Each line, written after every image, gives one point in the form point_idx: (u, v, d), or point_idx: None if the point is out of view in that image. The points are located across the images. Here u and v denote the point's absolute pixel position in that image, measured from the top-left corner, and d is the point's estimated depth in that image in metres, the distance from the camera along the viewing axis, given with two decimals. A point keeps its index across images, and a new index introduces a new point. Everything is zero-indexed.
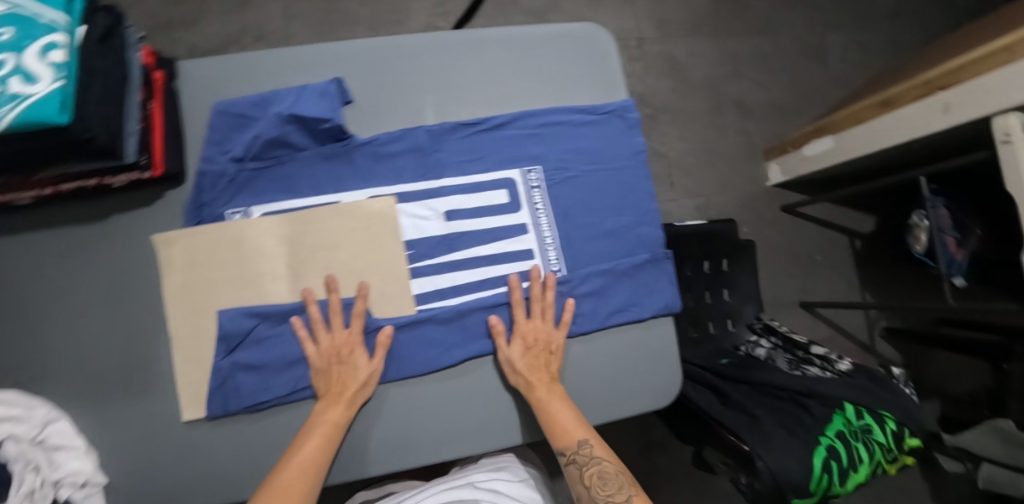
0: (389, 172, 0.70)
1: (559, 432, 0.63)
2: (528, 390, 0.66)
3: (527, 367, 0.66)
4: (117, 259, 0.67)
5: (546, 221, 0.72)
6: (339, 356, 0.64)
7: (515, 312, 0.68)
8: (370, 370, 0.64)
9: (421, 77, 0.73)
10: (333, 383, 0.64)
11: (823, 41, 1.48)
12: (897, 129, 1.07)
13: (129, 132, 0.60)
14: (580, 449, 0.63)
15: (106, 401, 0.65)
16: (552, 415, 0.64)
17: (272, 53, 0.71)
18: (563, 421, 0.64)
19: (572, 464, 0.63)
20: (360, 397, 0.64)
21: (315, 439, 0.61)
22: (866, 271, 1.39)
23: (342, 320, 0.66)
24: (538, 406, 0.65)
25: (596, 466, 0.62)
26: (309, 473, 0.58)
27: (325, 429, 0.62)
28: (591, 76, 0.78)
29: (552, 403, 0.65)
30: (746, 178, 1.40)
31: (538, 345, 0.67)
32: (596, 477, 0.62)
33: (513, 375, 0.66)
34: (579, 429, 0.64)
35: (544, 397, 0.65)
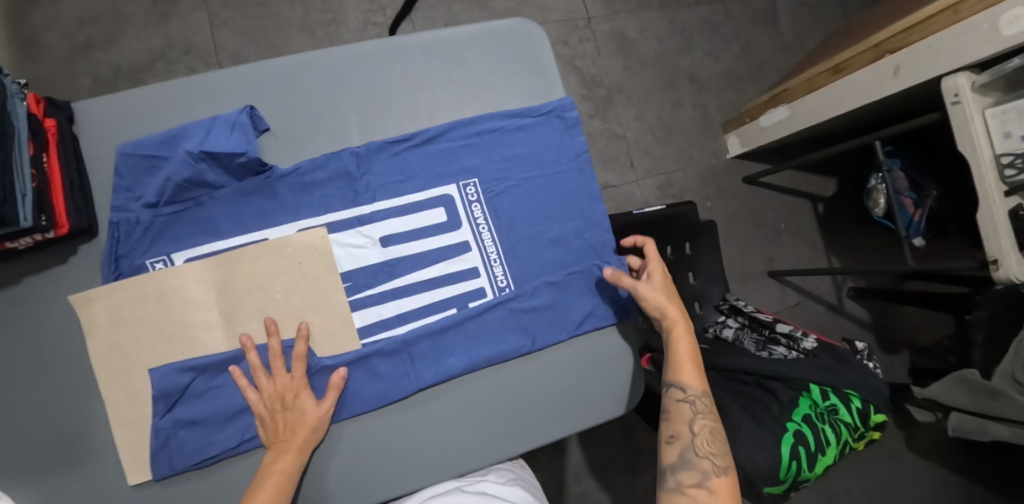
0: (317, 202, 0.66)
1: (689, 370, 0.68)
2: (674, 319, 0.70)
3: (670, 297, 0.72)
4: (38, 323, 0.63)
5: (489, 236, 0.69)
6: (284, 402, 0.62)
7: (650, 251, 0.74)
8: (319, 414, 0.62)
9: (342, 95, 0.68)
10: (280, 430, 0.61)
11: (773, 6, 1.45)
12: (849, 96, 1.05)
13: (20, 193, 0.55)
14: (701, 396, 0.67)
15: (41, 476, 0.62)
16: (687, 352, 0.69)
17: (178, 83, 0.66)
18: (692, 365, 0.69)
19: (686, 404, 0.66)
20: (311, 441, 0.62)
21: (265, 492, 0.58)
22: (830, 234, 1.39)
23: (281, 364, 0.63)
24: (678, 336, 0.70)
25: (706, 421, 0.65)
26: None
27: (275, 479, 0.59)
28: (524, 75, 0.74)
29: (689, 343, 0.69)
30: (706, 152, 1.38)
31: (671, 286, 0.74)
32: (705, 431, 0.65)
33: (665, 303, 0.70)
34: (704, 381, 0.68)
35: (682, 333, 0.70)
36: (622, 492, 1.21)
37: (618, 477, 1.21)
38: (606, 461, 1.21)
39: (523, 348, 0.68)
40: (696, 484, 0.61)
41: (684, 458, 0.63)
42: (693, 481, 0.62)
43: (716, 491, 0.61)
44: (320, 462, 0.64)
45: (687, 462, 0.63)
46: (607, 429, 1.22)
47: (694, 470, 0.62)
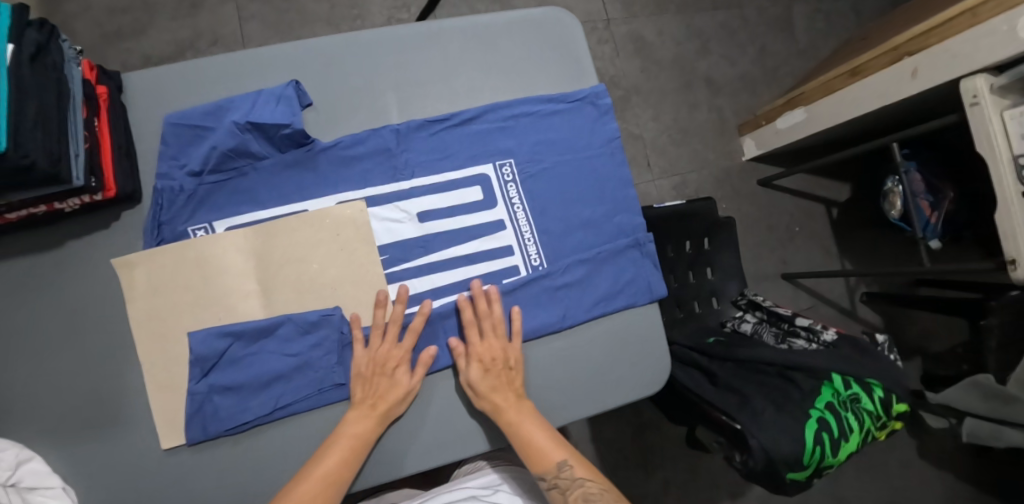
0: (357, 176, 0.67)
1: (536, 454, 0.62)
2: (501, 410, 0.63)
3: (492, 388, 0.64)
4: (80, 286, 0.65)
5: (524, 215, 0.70)
6: (385, 368, 0.63)
7: (469, 334, 0.65)
8: (409, 388, 0.63)
9: (382, 75, 0.70)
10: (368, 393, 0.63)
11: (789, 13, 1.47)
12: (866, 98, 1.07)
13: (74, 153, 0.56)
14: (561, 469, 0.63)
15: (78, 439, 0.63)
16: (528, 437, 0.62)
17: (225, 58, 0.68)
18: (537, 443, 0.63)
19: (555, 487, 0.62)
20: (392, 413, 0.63)
21: (337, 451, 0.59)
22: (844, 239, 1.40)
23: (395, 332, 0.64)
24: (508, 428, 0.63)
25: (579, 489, 0.62)
26: (330, 487, 0.58)
27: (347, 442, 0.60)
28: (559, 63, 0.75)
29: (526, 426, 0.63)
30: (721, 154, 1.40)
31: (499, 363, 0.65)
32: (580, 498, 0.62)
33: (479, 401, 0.64)
34: (557, 450, 0.63)
35: (516, 420, 0.63)
36: (635, 490, 1.20)
37: (630, 475, 1.21)
38: (619, 458, 1.20)
39: (552, 326, 0.69)
40: None
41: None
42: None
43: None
44: None
45: None
46: (621, 426, 1.22)
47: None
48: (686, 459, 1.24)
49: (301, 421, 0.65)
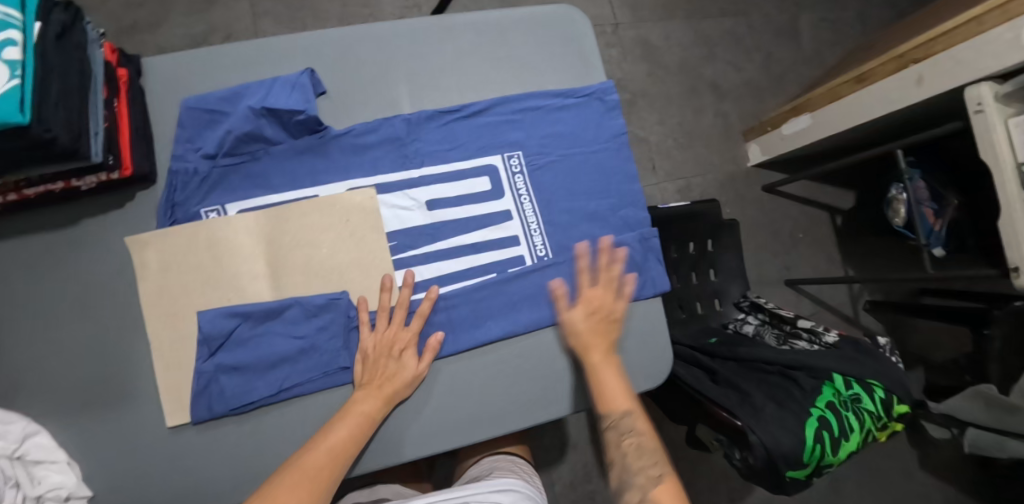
0: (367, 163, 0.68)
1: (609, 395, 0.64)
2: (591, 349, 0.66)
3: (588, 328, 0.67)
4: (94, 264, 0.66)
5: (531, 207, 0.71)
6: (391, 351, 0.64)
7: (581, 278, 0.69)
8: (415, 372, 0.64)
9: (395, 66, 0.71)
10: (376, 376, 0.63)
11: (795, 21, 1.49)
12: (872, 104, 1.08)
13: (93, 131, 0.57)
14: (623, 416, 0.63)
15: (86, 415, 0.65)
16: (605, 378, 0.64)
17: (241, 45, 0.69)
18: (611, 387, 0.64)
19: (612, 429, 0.63)
20: (398, 395, 0.64)
21: (346, 427, 0.60)
22: (847, 246, 1.41)
23: (404, 318, 0.65)
24: (593, 365, 0.65)
25: (633, 438, 0.62)
26: (338, 460, 0.58)
27: (356, 419, 0.61)
28: (568, 59, 0.76)
29: (605, 370, 0.65)
30: (726, 159, 1.41)
31: (601, 311, 0.68)
32: (632, 448, 0.61)
33: (571, 337, 0.67)
34: (625, 398, 0.64)
35: (598, 362, 0.65)
36: None
37: None
38: None
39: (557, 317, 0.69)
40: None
41: (622, 482, 0.60)
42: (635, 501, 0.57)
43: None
44: None
45: (625, 485, 0.59)
46: None
47: (634, 490, 0.58)
48: (686, 463, 1.24)
49: (305, 403, 0.66)
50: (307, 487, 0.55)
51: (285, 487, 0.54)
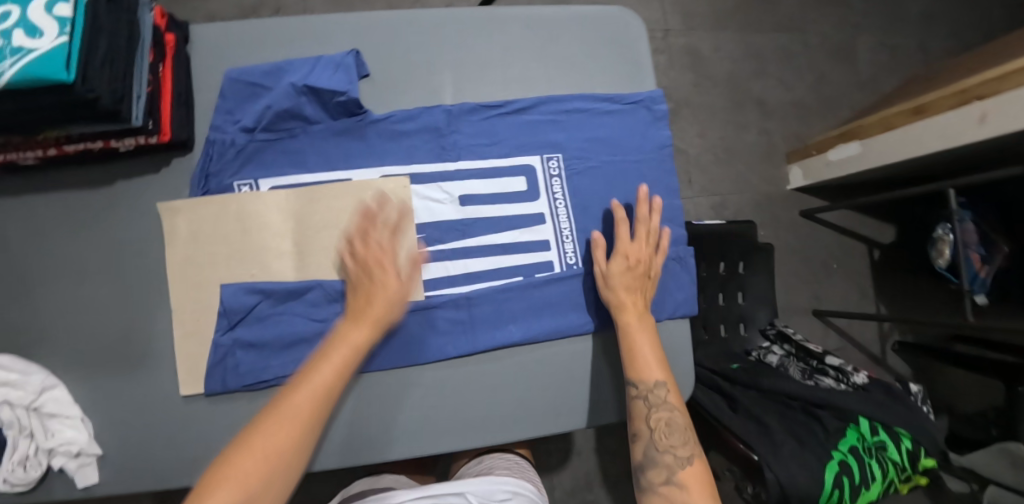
0: (403, 151, 0.67)
1: (643, 364, 0.63)
2: (626, 311, 0.64)
3: (625, 286, 0.65)
4: (126, 226, 0.66)
5: (565, 212, 0.69)
6: (371, 273, 0.60)
7: (620, 229, 0.67)
8: (399, 289, 0.60)
9: (440, 55, 0.70)
10: (359, 301, 0.60)
11: (852, 43, 1.42)
12: (929, 138, 1.02)
13: (136, 95, 0.57)
14: (655, 389, 0.62)
15: (104, 373, 0.65)
16: (639, 346, 0.63)
17: (291, 20, 0.69)
18: (644, 355, 0.63)
19: (641, 401, 0.63)
20: (385, 319, 0.59)
21: (330, 364, 0.55)
22: (882, 282, 1.35)
23: (377, 229, 0.63)
24: (628, 328, 0.64)
25: (664, 412, 0.62)
26: (327, 396, 0.54)
27: (342, 350, 0.56)
28: (618, 63, 0.73)
29: (640, 335, 0.64)
30: (765, 180, 1.36)
31: (638, 268, 0.66)
32: (662, 424, 0.62)
33: (608, 292, 0.64)
34: (658, 369, 0.63)
35: (631, 325, 0.64)
36: None
37: (632, 493, 1.18)
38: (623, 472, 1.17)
39: (580, 328, 0.67)
40: (664, 482, 0.60)
41: (649, 456, 0.61)
42: (661, 479, 0.60)
43: (687, 485, 0.59)
44: (368, 406, 0.64)
45: (651, 460, 0.61)
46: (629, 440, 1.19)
47: (660, 467, 0.60)
48: None
49: None
50: (295, 429, 0.51)
51: (269, 432, 0.50)
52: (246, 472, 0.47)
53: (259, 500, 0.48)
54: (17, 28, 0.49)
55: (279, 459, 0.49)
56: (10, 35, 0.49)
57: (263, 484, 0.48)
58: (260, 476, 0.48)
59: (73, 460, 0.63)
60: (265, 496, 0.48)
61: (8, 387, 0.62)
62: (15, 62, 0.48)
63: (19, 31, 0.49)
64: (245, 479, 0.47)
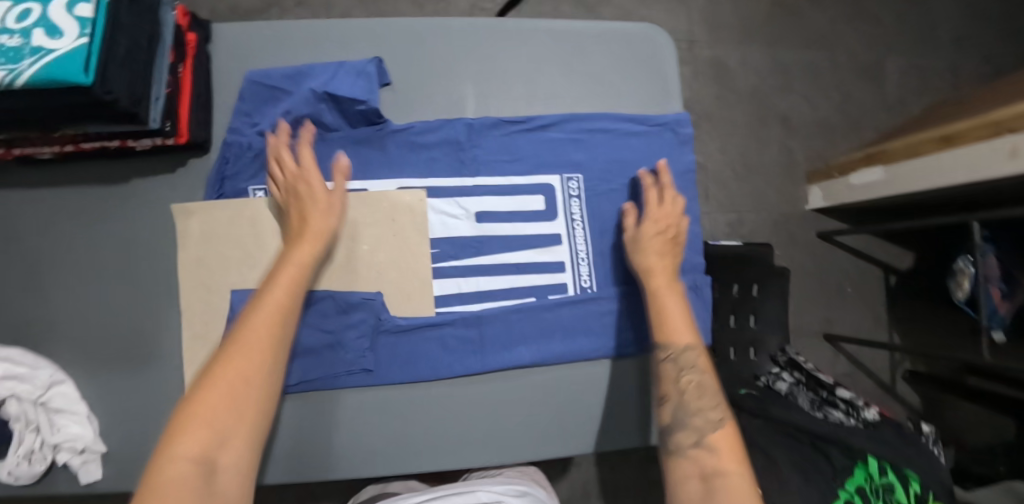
0: (421, 163, 0.66)
1: (675, 326, 0.62)
2: (657, 274, 0.64)
3: (657, 249, 0.64)
4: (139, 224, 0.66)
5: (582, 234, 0.67)
6: (297, 190, 0.60)
7: (648, 195, 0.67)
8: (328, 199, 0.60)
9: (464, 66, 0.68)
10: (294, 220, 0.60)
11: (881, 63, 1.38)
12: (956, 169, 0.98)
13: (155, 97, 0.56)
14: (686, 351, 0.61)
15: (111, 370, 0.65)
16: (671, 308, 0.62)
17: (314, 23, 0.67)
18: (674, 317, 0.62)
19: (671, 363, 0.61)
20: (324, 231, 0.59)
21: (282, 284, 0.55)
22: (897, 309, 1.32)
23: (287, 151, 0.62)
24: (659, 291, 0.63)
25: (694, 375, 0.61)
26: (284, 316, 0.54)
27: (291, 268, 0.56)
28: (645, 82, 0.72)
29: (670, 298, 0.63)
30: (783, 199, 1.33)
31: (668, 232, 0.65)
32: (692, 386, 0.60)
33: (639, 256, 0.64)
34: (689, 333, 0.62)
35: (661, 288, 0.63)
36: None
37: None
38: (623, 488, 1.17)
39: (590, 353, 0.66)
40: (693, 444, 0.56)
41: (677, 418, 0.59)
42: (690, 441, 0.56)
43: (717, 449, 0.55)
44: (372, 420, 0.64)
45: (680, 423, 0.58)
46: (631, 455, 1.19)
47: (689, 430, 0.57)
48: None
49: (322, 399, 0.64)
50: (257, 358, 0.51)
51: (231, 368, 0.49)
52: (215, 412, 0.47)
53: (231, 428, 0.48)
54: (38, 26, 0.49)
55: (246, 384, 0.49)
56: (30, 35, 0.48)
57: (238, 420, 0.48)
58: (232, 413, 0.48)
59: (78, 456, 0.63)
60: (242, 429, 0.48)
61: (15, 381, 0.62)
62: (35, 62, 0.47)
63: (40, 31, 0.48)
64: (216, 419, 0.47)
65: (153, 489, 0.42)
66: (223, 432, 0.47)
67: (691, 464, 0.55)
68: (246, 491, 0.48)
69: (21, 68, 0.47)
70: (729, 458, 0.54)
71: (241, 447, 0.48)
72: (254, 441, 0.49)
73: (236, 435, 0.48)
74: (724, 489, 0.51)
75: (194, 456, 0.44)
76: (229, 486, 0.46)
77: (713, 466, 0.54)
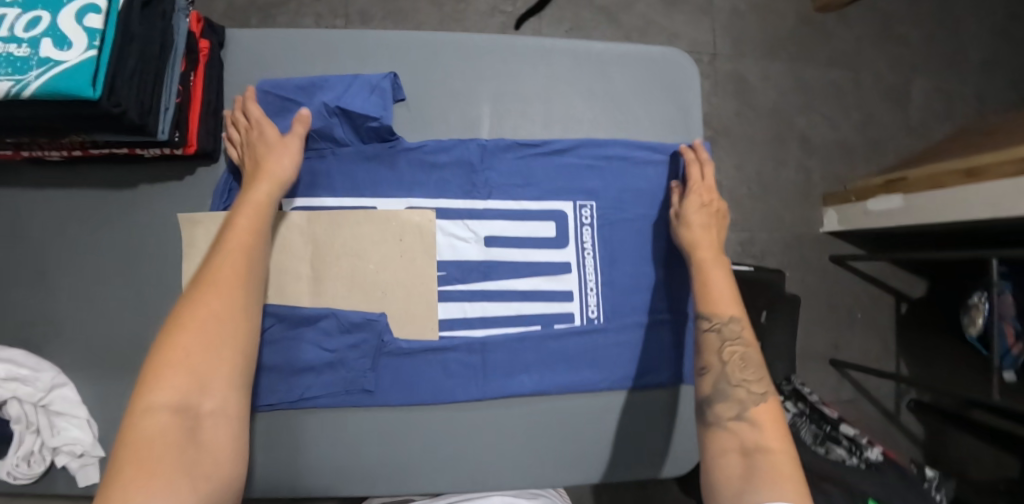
0: (431, 183, 0.64)
1: (719, 298, 0.61)
2: (702, 248, 0.64)
3: (702, 223, 0.65)
4: (144, 230, 0.65)
5: (592, 264, 0.66)
6: (251, 141, 0.61)
7: (691, 170, 0.67)
8: (282, 144, 0.60)
9: (481, 84, 0.67)
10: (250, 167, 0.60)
11: (907, 86, 1.35)
12: (977, 204, 0.95)
13: (164, 107, 0.55)
14: (730, 322, 0.60)
15: (111, 374, 0.65)
16: (715, 280, 0.62)
17: (330, 34, 0.66)
18: (719, 289, 0.62)
19: (714, 333, 0.60)
20: (281, 173, 0.59)
21: (243, 227, 0.56)
22: (904, 337, 1.30)
23: (240, 110, 0.62)
24: (704, 265, 0.63)
25: (737, 347, 0.59)
26: (250, 257, 0.55)
27: (249, 208, 0.57)
28: (665, 108, 0.70)
29: (716, 270, 0.63)
30: (798, 220, 1.31)
31: (713, 206, 0.66)
32: (735, 357, 0.59)
33: (684, 230, 0.64)
34: (734, 305, 0.61)
35: (707, 260, 0.63)
36: None
37: None
38: None
39: (594, 385, 0.65)
40: (734, 416, 0.55)
41: (718, 388, 0.57)
42: (731, 413, 0.55)
43: (759, 423, 0.54)
44: (370, 438, 0.63)
45: (721, 394, 0.57)
46: None
47: (731, 402, 0.56)
48: None
49: (321, 417, 0.63)
50: (226, 302, 0.52)
51: (202, 313, 0.50)
52: (191, 357, 0.48)
53: (208, 373, 0.49)
54: (47, 36, 0.48)
55: (217, 327, 0.50)
56: (39, 45, 0.48)
57: (216, 365, 0.49)
58: (210, 358, 0.49)
59: (77, 459, 0.63)
60: (223, 375, 0.50)
61: (17, 382, 0.62)
62: (42, 73, 0.47)
63: (49, 42, 0.48)
64: (192, 365, 0.48)
65: (133, 439, 0.43)
66: (202, 377, 0.48)
67: (731, 437, 0.53)
68: (240, 436, 0.50)
69: (27, 79, 0.47)
70: (772, 435, 0.52)
71: (224, 389, 0.50)
72: (238, 385, 0.51)
73: (216, 380, 0.49)
74: (766, 462, 0.49)
75: (170, 403, 0.46)
76: (216, 434, 0.47)
77: (754, 441, 0.52)
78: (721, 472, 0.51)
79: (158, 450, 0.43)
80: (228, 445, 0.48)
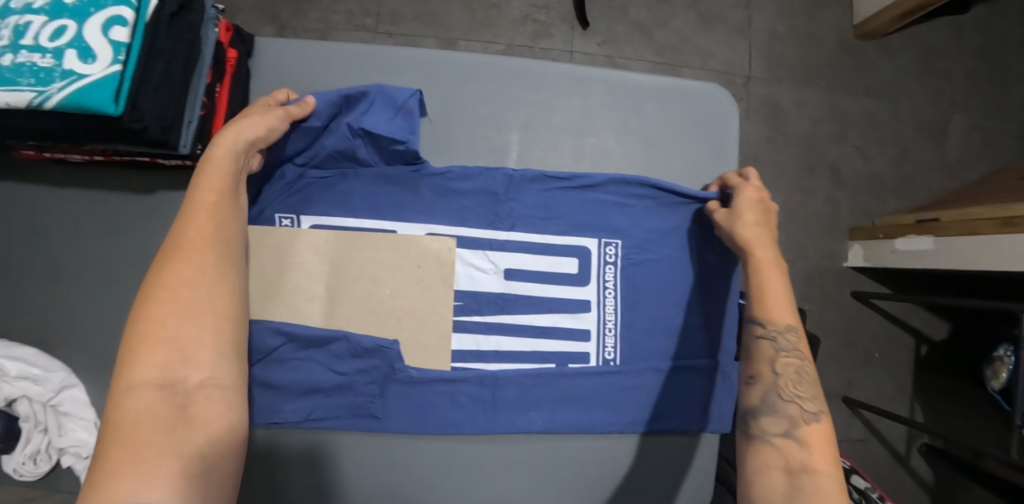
0: (453, 210, 0.63)
1: (776, 304, 0.57)
2: (759, 250, 0.59)
3: (758, 223, 0.60)
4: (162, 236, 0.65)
5: (612, 304, 0.64)
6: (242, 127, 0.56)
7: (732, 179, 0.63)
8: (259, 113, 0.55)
9: (511, 111, 0.65)
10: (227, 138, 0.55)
11: (946, 122, 1.30)
12: (1009, 254, 0.91)
13: (188, 121, 0.54)
14: (787, 331, 0.55)
15: None
16: (773, 285, 0.57)
17: (360, 49, 0.64)
18: (776, 294, 0.57)
19: (768, 341, 0.56)
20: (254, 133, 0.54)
21: (209, 182, 0.51)
22: (922, 380, 1.27)
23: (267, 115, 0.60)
24: (761, 266, 0.58)
25: (792, 358, 0.55)
26: (220, 215, 0.51)
27: (213, 163, 0.52)
28: (700, 146, 0.67)
29: (773, 271, 0.58)
30: (822, 252, 1.27)
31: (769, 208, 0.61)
32: (789, 370, 0.54)
33: (739, 229, 0.60)
34: (791, 313, 0.56)
35: (766, 262, 0.58)
36: None
37: None
38: None
39: (605, 427, 0.64)
40: (782, 433, 0.51)
41: (767, 401, 0.53)
42: (779, 429, 0.51)
43: (809, 444, 0.50)
44: (376, 464, 0.62)
45: (769, 407, 0.53)
46: None
47: (780, 417, 0.52)
48: None
49: (325, 438, 0.62)
50: (197, 267, 0.49)
51: (171, 283, 0.47)
52: (167, 329, 0.46)
53: (189, 345, 0.46)
54: (71, 48, 0.47)
55: (189, 292, 0.48)
56: (64, 56, 0.47)
57: (196, 334, 0.47)
58: (186, 328, 0.46)
59: (82, 461, 0.63)
60: (205, 341, 0.47)
61: (29, 381, 0.62)
62: (64, 86, 0.46)
63: (73, 53, 0.47)
64: (169, 337, 0.46)
65: (121, 421, 0.42)
66: (183, 348, 0.46)
67: (777, 453, 0.50)
68: (234, 400, 0.49)
69: (49, 91, 0.46)
70: (821, 457, 0.48)
71: (208, 356, 0.47)
72: (224, 351, 0.49)
73: (199, 350, 0.47)
74: (813, 485, 0.45)
75: (153, 380, 0.44)
76: (209, 405, 0.46)
77: (800, 460, 0.48)
78: (763, 488, 0.47)
79: (147, 432, 0.42)
80: (221, 413, 0.47)
